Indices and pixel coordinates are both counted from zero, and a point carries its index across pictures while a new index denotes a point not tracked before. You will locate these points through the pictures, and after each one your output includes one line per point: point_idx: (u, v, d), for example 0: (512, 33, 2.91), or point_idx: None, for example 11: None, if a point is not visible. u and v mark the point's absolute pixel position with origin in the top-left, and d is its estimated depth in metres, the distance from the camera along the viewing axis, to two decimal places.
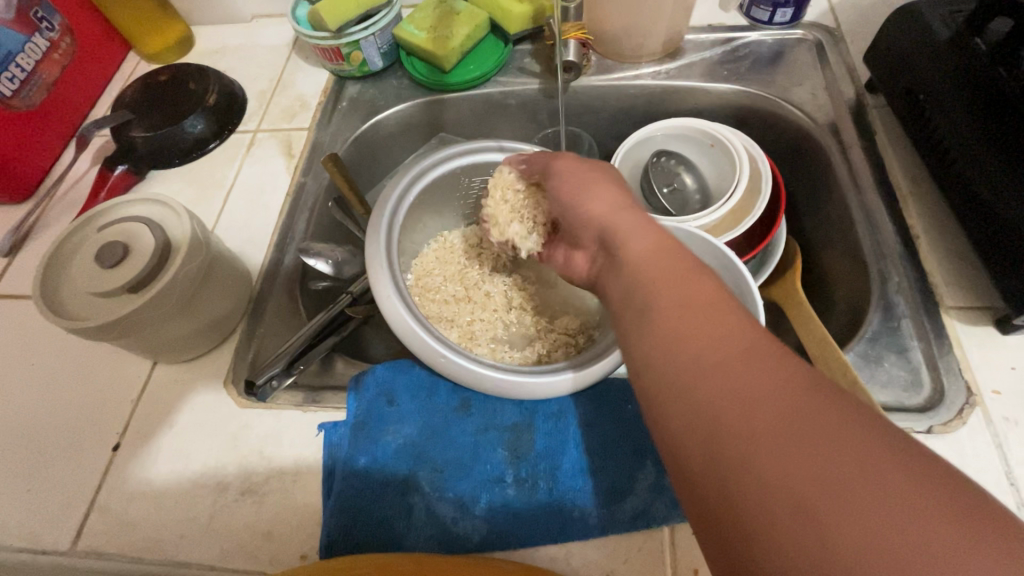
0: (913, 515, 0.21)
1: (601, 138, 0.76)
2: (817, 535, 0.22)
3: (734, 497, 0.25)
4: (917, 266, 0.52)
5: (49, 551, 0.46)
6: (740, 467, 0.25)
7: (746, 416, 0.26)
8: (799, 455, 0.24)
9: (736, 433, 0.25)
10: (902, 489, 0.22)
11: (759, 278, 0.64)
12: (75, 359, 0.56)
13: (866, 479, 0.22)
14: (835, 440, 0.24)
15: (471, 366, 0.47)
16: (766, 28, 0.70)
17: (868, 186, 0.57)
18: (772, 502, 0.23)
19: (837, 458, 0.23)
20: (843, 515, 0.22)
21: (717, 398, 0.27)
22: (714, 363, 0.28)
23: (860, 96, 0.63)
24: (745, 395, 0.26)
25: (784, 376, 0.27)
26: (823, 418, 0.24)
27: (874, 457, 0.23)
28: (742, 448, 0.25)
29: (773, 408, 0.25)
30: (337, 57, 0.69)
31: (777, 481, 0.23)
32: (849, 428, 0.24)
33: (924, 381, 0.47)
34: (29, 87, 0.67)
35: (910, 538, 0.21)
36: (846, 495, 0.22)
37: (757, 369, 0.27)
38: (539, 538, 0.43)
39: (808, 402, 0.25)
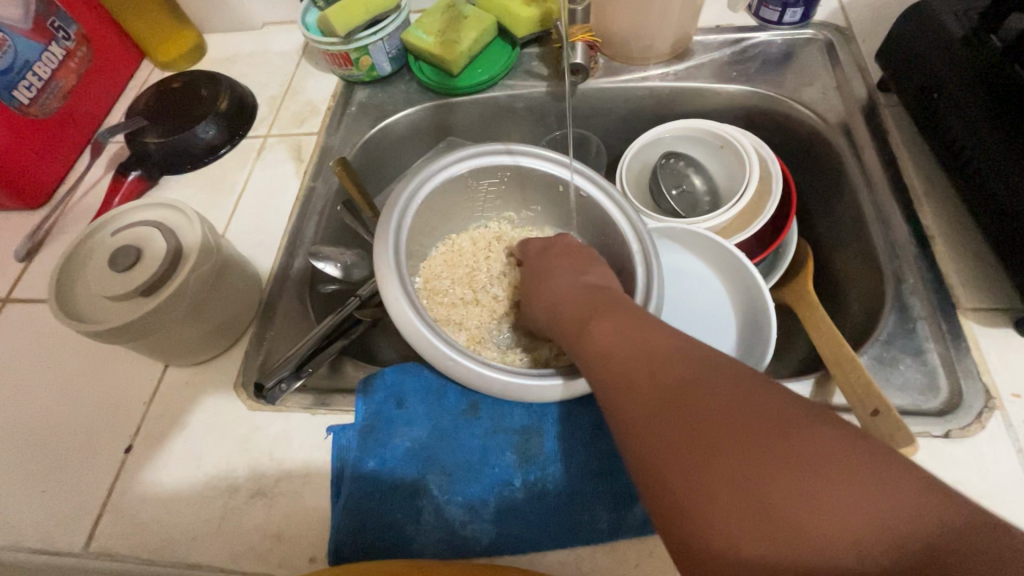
0: (785, 467, 0.26)
1: (610, 140, 0.76)
2: (711, 493, 0.27)
3: (650, 471, 0.30)
4: (933, 267, 0.51)
5: (63, 552, 0.47)
6: (655, 449, 0.30)
7: (659, 406, 0.31)
8: (698, 429, 0.29)
9: (650, 420, 0.31)
10: (779, 447, 0.27)
11: (771, 280, 0.63)
12: (89, 361, 0.57)
13: (751, 442, 0.27)
14: (727, 413, 0.28)
15: (478, 368, 0.46)
16: (776, 28, 0.69)
17: (881, 186, 0.56)
18: (679, 473, 0.28)
19: (729, 429, 0.28)
20: (731, 475, 0.27)
21: (641, 398, 0.32)
22: (641, 367, 0.34)
23: (872, 95, 0.63)
24: (660, 392, 0.32)
25: (694, 370, 0.32)
26: (719, 397, 0.29)
27: (758, 422, 0.28)
28: (721, 447, 0.28)
29: (679, 397, 0.31)
30: (346, 62, 0.70)
31: (680, 455, 0.29)
32: (740, 401, 0.29)
33: (942, 385, 0.46)
34: (46, 95, 0.68)
35: (784, 487, 0.26)
36: (733, 459, 0.27)
37: (672, 365, 0.33)
38: (547, 542, 0.43)
39: (708, 385, 0.30)
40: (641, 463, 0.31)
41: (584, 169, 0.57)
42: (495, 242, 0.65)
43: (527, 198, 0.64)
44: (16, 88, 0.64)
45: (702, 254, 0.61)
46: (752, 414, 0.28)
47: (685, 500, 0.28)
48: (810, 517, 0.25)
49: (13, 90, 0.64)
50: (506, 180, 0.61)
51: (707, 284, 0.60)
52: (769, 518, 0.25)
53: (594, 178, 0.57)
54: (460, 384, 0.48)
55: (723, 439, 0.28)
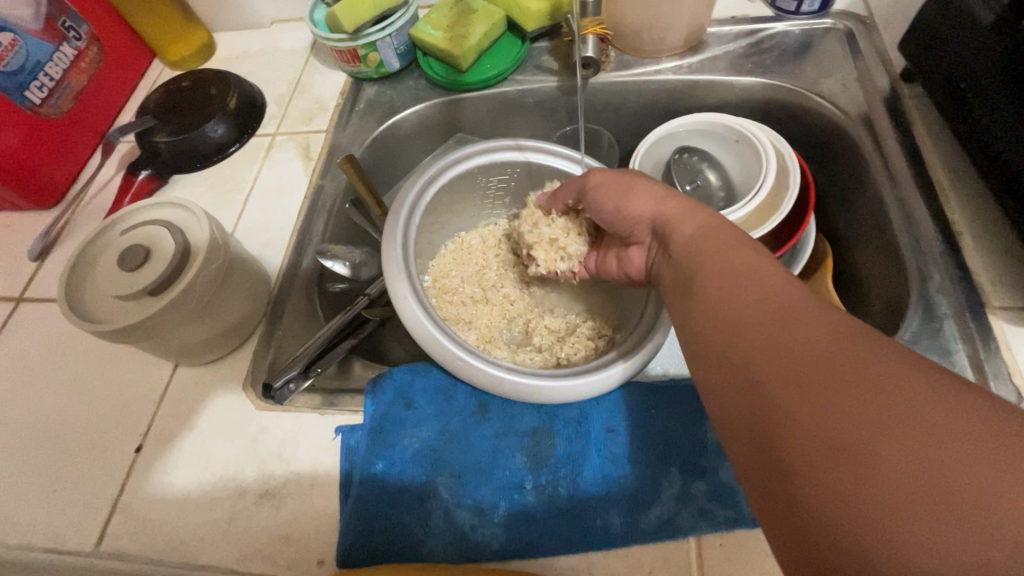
0: (979, 451, 0.21)
1: (621, 136, 0.75)
2: (866, 473, 0.22)
3: (780, 441, 0.25)
4: (960, 264, 0.49)
5: (74, 551, 0.47)
6: (791, 415, 0.25)
7: (790, 369, 0.26)
8: (851, 398, 0.24)
9: (780, 385, 0.26)
10: (959, 428, 0.21)
11: (786, 278, 0.61)
12: (100, 361, 0.57)
13: (921, 419, 0.22)
14: (889, 385, 0.23)
15: (489, 368, 0.45)
16: (794, 18, 0.67)
17: (905, 180, 0.54)
18: (822, 445, 0.23)
19: (894, 400, 0.23)
20: (895, 452, 0.22)
21: (766, 360, 0.28)
22: (765, 324, 0.29)
23: (895, 86, 0.61)
24: (791, 351, 0.27)
25: (836, 332, 0.26)
26: (874, 366, 0.24)
27: (933, 400, 0.22)
28: (894, 434, 0.22)
29: (821, 360, 0.25)
30: (354, 59, 0.69)
31: (824, 424, 0.24)
32: (906, 373, 0.24)
33: None
34: (57, 96, 0.68)
35: (968, 474, 0.20)
36: (901, 436, 0.22)
37: (805, 324, 0.27)
38: (560, 546, 0.42)
39: (859, 352, 0.25)
40: (768, 432, 0.26)
41: (596, 165, 0.57)
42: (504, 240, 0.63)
43: None
44: (28, 89, 0.64)
45: None
46: (923, 389, 0.23)
47: (828, 478, 0.23)
48: (1002, 515, 0.19)
49: (25, 91, 0.64)
50: (516, 177, 0.60)
51: None
52: (943, 508, 0.20)
53: None
54: (470, 383, 0.47)
55: (885, 412, 0.23)
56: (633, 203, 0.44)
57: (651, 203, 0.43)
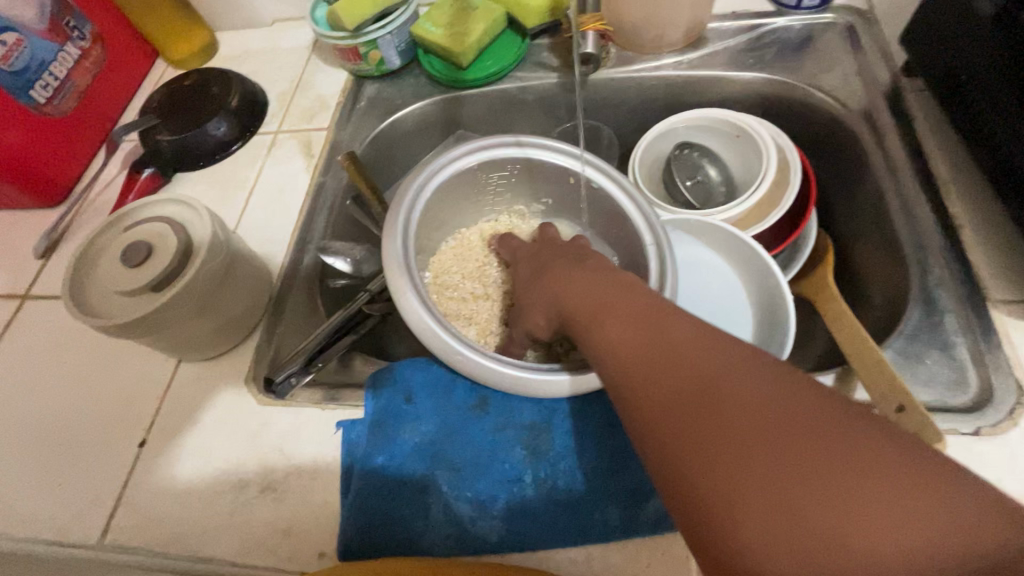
0: (820, 456, 0.25)
1: (622, 132, 0.75)
2: (745, 494, 0.26)
3: (676, 468, 0.28)
4: (962, 258, 0.49)
5: (78, 544, 0.48)
6: (677, 429, 0.29)
7: (686, 400, 0.30)
8: (732, 426, 0.27)
9: (678, 415, 0.29)
10: (822, 446, 0.25)
11: (787, 273, 0.61)
12: (105, 356, 0.58)
13: (790, 443, 0.26)
14: (764, 411, 0.27)
15: (487, 363, 0.46)
16: (795, 13, 0.67)
17: (906, 174, 0.54)
18: (711, 470, 0.27)
19: (758, 419, 0.27)
20: (767, 474, 0.25)
21: (662, 378, 0.31)
22: (664, 357, 0.32)
23: (896, 80, 0.60)
24: (688, 385, 0.30)
25: (725, 361, 0.30)
26: (754, 396, 0.28)
27: (790, 413, 0.27)
28: (757, 446, 0.26)
29: (709, 391, 0.29)
30: (355, 56, 0.70)
31: (711, 451, 0.27)
32: (771, 393, 0.28)
33: (970, 380, 0.44)
34: (62, 95, 0.69)
35: (812, 482, 0.25)
36: (773, 460, 0.25)
37: (701, 358, 0.31)
38: (559, 540, 0.42)
39: (741, 380, 0.28)
40: (667, 459, 0.29)
41: (596, 161, 0.56)
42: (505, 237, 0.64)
43: (538, 191, 0.63)
44: (33, 88, 0.65)
45: (717, 247, 0.59)
46: (790, 412, 0.27)
47: (719, 499, 0.26)
48: (850, 523, 0.24)
49: (31, 90, 0.65)
50: (515, 173, 0.60)
51: (720, 277, 0.60)
52: (807, 521, 0.24)
53: (606, 170, 0.56)
54: (470, 378, 0.47)
55: (762, 439, 0.26)
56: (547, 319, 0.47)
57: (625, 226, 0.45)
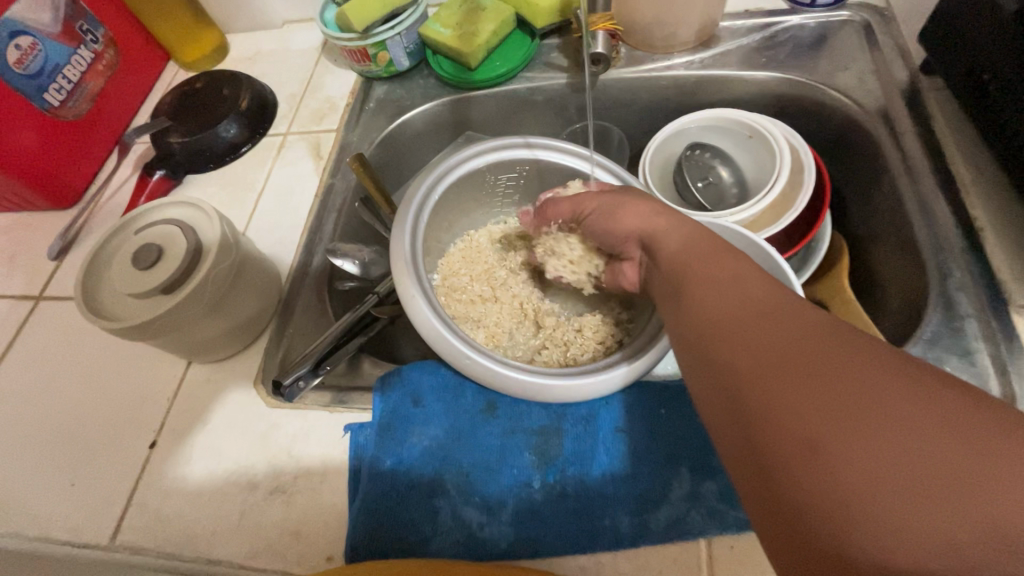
0: (932, 429, 0.23)
1: (632, 132, 0.74)
2: (852, 458, 0.23)
3: (770, 436, 0.26)
4: (982, 261, 0.48)
5: (90, 544, 0.48)
6: (765, 402, 0.27)
7: (778, 363, 0.28)
8: (834, 390, 0.25)
9: (769, 382, 0.27)
10: (932, 407, 0.23)
11: (800, 277, 0.60)
12: (117, 357, 0.58)
13: (902, 405, 0.24)
14: (867, 374, 0.25)
15: (496, 368, 0.45)
16: (809, 11, 0.66)
17: (924, 175, 0.53)
18: (811, 435, 0.25)
19: (858, 389, 0.25)
20: (877, 436, 0.23)
21: (745, 349, 0.30)
22: (748, 325, 0.31)
23: (914, 79, 0.59)
24: (776, 350, 0.28)
25: (815, 329, 0.28)
26: (852, 360, 0.26)
27: (894, 383, 0.25)
28: (861, 417, 0.24)
29: (803, 355, 0.27)
30: (364, 58, 0.70)
31: (810, 414, 0.25)
32: (870, 363, 0.26)
33: (992, 386, 0.43)
34: (75, 98, 0.70)
35: (926, 454, 0.22)
36: (881, 428, 0.23)
37: (791, 327, 0.29)
38: (568, 546, 0.41)
39: (836, 344, 0.27)
40: (757, 428, 0.27)
41: (606, 162, 0.56)
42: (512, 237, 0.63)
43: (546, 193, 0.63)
44: (47, 91, 0.66)
45: None
46: (896, 377, 0.25)
47: (822, 466, 0.24)
48: (977, 487, 0.21)
49: (44, 92, 0.65)
50: (525, 175, 0.60)
51: None
52: (925, 486, 0.22)
53: (615, 173, 0.55)
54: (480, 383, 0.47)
55: (869, 401, 0.24)
56: (621, 222, 0.45)
57: (639, 222, 0.44)
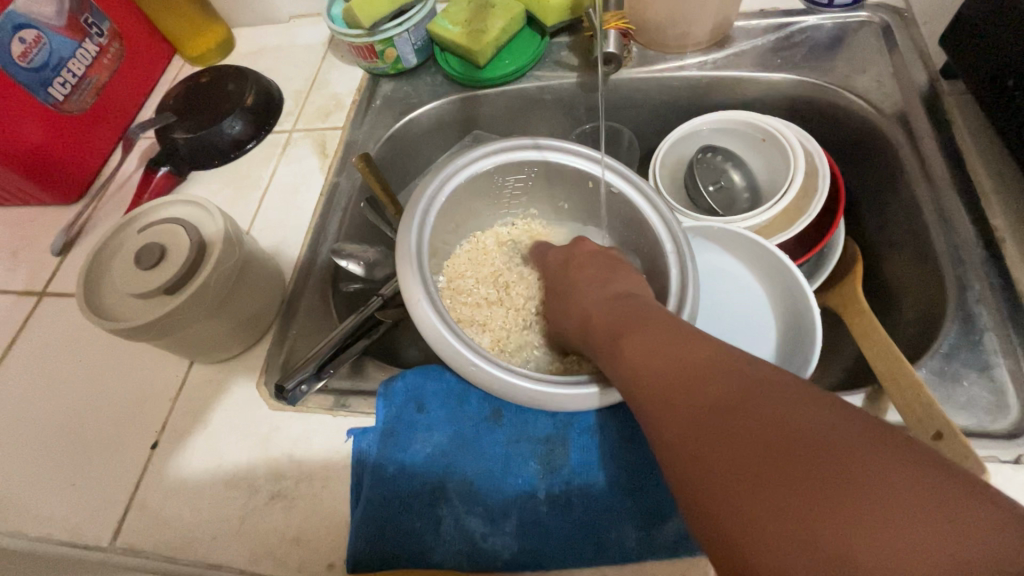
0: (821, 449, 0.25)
1: (642, 133, 0.72)
2: (759, 513, 0.25)
3: (694, 491, 0.28)
4: (1003, 273, 0.47)
5: (91, 545, 0.48)
6: (683, 427, 0.30)
7: (698, 420, 0.29)
8: (744, 445, 0.26)
9: (695, 434, 0.29)
10: (825, 431, 0.25)
11: (813, 283, 0.59)
12: (119, 355, 0.58)
13: (795, 433, 0.26)
14: (773, 426, 0.26)
15: (500, 374, 0.44)
16: (826, 11, 0.64)
17: (944, 182, 0.52)
18: (727, 491, 0.26)
19: (757, 413, 0.27)
20: (781, 492, 0.24)
21: (668, 380, 0.33)
22: (674, 379, 0.32)
23: (935, 83, 0.58)
24: (697, 404, 0.30)
25: (729, 360, 0.31)
26: (757, 387, 0.29)
27: (793, 408, 0.27)
28: (756, 438, 0.26)
29: (720, 408, 0.29)
30: (371, 55, 0.69)
31: (724, 471, 0.27)
32: (773, 390, 0.28)
33: (1011, 403, 0.42)
34: (80, 92, 0.69)
35: (815, 473, 0.24)
36: (774, 449, 0.25)
37: (713, 377, 0.30)
38: (573, 559, 0.41)
39: (745, 372, 0.30)
40: (685, 482, 0.29)
41: (616, 165, 0.55)
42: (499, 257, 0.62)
43: (555, 195, 0.61)
44: (51, 85, 0.65)
45: (741, 255, 0.57)
46: (801, 425, 0.26)
47: (736, 523, 0.25)
48: (873, 537, 0.22)
49: (48, 87, 0.65)
50: (533, 176, 0.58)
51: (742, 287, 0.58)
52: (823, 540, 0.23)
53: (626, 175, 0.54)
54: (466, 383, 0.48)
55: (774, 455, 0.25)
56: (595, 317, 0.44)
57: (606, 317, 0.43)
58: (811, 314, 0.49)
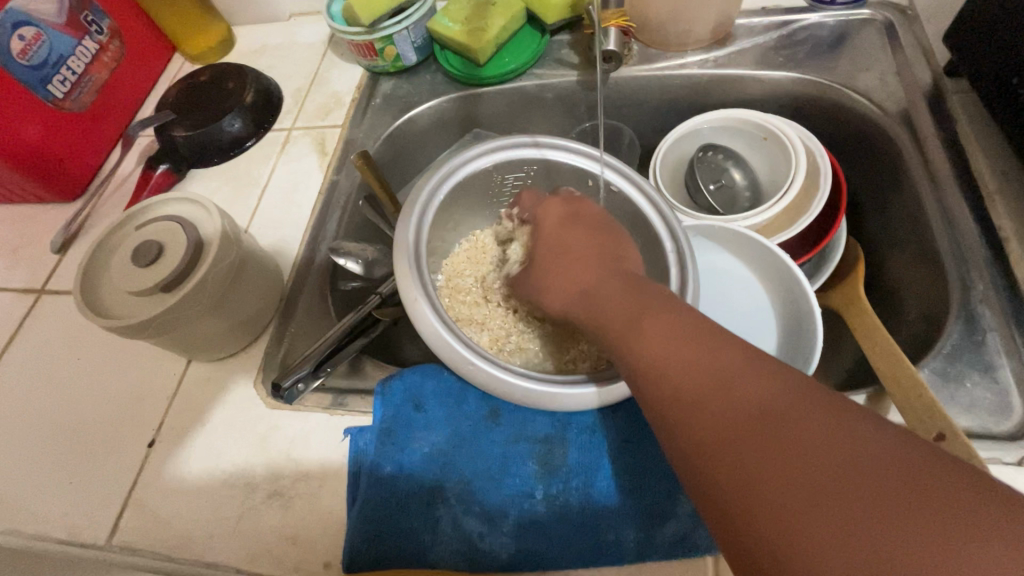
0: (869, 477, 0.25)
1: (642, 132, 0.72)
2: (817, 543, 0.24)
3: (741, 507, 0.27)
4: (1006, 273, 0.47)
5: (87, 544, 0.47)
6: (718, 451, 0.29)
7: (740, 430, 0.29)
8: (798, 460, 0.26)
9: (733, 459, 0.28)
10: (868, 457, 0.25)
11: (814, 283, 0.59)
12: (117, 353, 0.57)
13: (839, 460, 0.26)
14: (825, 442, 0.26)
15: (498, 372, 0.44)
16: (829, 9, 0.64)
17: (947, 181, 0.51)
18: (782, 508, 0.26)
19: (799, 439, 0.27)
20: (842, 507, 0.24)
21: (694, 396, 0.31)
22: (703, 384, 0.31)
23: (938, 81, 0.57)
24: (736, 414, 0.29)
25: (756, 376, 0.30)
26: (792, 408, 0.28)
27: (833, 432, 0.27)
28: (801, 467, 0.26)
29: (764, 418, 0.28)
30: (371, 52, 0.68)
31: (774, 482, 0.26)
32: (809, 412, 0.28)
33: (1015, 406, 0.41)
34: (79, 89, 0.69)
35: (865, 503, 0.24)
36: (821, 478, 0.25)
37: (748, 383, 0.30)
38: (570, 560, 0.41)
39: (776, 391, 0.29)
40: (727, 498, 0.28)
41: (616, 163, 0.54)
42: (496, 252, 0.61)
43: None
44: (51, 82, 0.65)
45: (741, 255, 0.57)
46: (851, 440, 0.26)
47: (792, 538, 0.25)
48: (931, 553, 0.22)
49: (48, 84, 0.65)
50: (532, 175, 0.58)
51: (742, 287, 0.57)
52: (888, 553, 0.23)
53: (626, 173, 0.54)
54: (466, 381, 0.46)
55: (831, 471, 0.25)
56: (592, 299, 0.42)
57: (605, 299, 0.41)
58: (812, 314, 0.49)
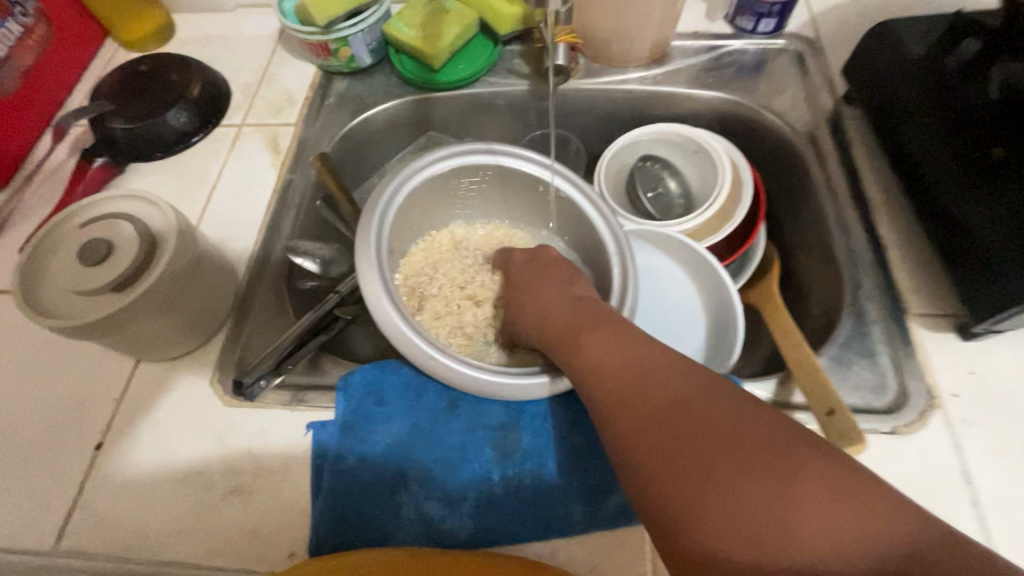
0: (731, 430, 0.30)
1: (588, 140, 0.77)
2: (693, 488, 0.29)
3: (647, 469, 0.31)
4: (887, 274, 0.55)
5: (30, 550, 0.46)
6: (625, 418, 0.34)
7: (640, 398, 0.34)
8: (704, 440, 0.30)
9: (635, 424, 0.33)
10: (731, 413, 0.31)
11: (738, 281, 0.66)
12: (55, 354, 0.55)
13: (709, 415, 0.31)
14: (706, 409, 0.31)
15: (458, 367, 0.47)
16: (750, 37, 0.71)
17: (844, 196, 0.60)
18: (670, 469, 0.30)
19: (680, 402, 0.32)
20: (739, 484, 0.28)
21: (607, 374, 0.37)
22: (632, 381, 0.36)
23: (839, 107, 0.66)
24: (650, 402, 0.34)
25: (651, 356, 0.36)
26: (674, 379, 0.34)
27: (707, 396, 0.32)
28: (680, 425, 0.31)
29: (654, 386, 0.34)
30: (324, 52, 0.69)
31: (663, 439, 0.31)
32: (689, 382, 0.33)
33: (891, 385, 0.49)
34: (4, 73, 0.65)
35: (726, 450, 0.29)
36: (697, 429, 0.31)
37: (666, 379, 0.34)
38: (524, 534, 0.45)
39: (664, 368, 0.35)
40: (637, 464, 0.32)
41: (565, 171, 0.59)
42: (454, 252, 0.65)
43: (506, 197, 0.64)
44: None
45: (676, 256, 0.63)
46: (750, 424, 0.30)
47: (677, 493, 0.30)
48: (771, 490, 0.27)
49: None
50: (486, 179, 0.61)
51: (678, 285, 0.63)
52: (740, 493, 0.28)
53: (574, 181, 0.58)
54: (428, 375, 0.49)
55: (708, 435, 0.30)
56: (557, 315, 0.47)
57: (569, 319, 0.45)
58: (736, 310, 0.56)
